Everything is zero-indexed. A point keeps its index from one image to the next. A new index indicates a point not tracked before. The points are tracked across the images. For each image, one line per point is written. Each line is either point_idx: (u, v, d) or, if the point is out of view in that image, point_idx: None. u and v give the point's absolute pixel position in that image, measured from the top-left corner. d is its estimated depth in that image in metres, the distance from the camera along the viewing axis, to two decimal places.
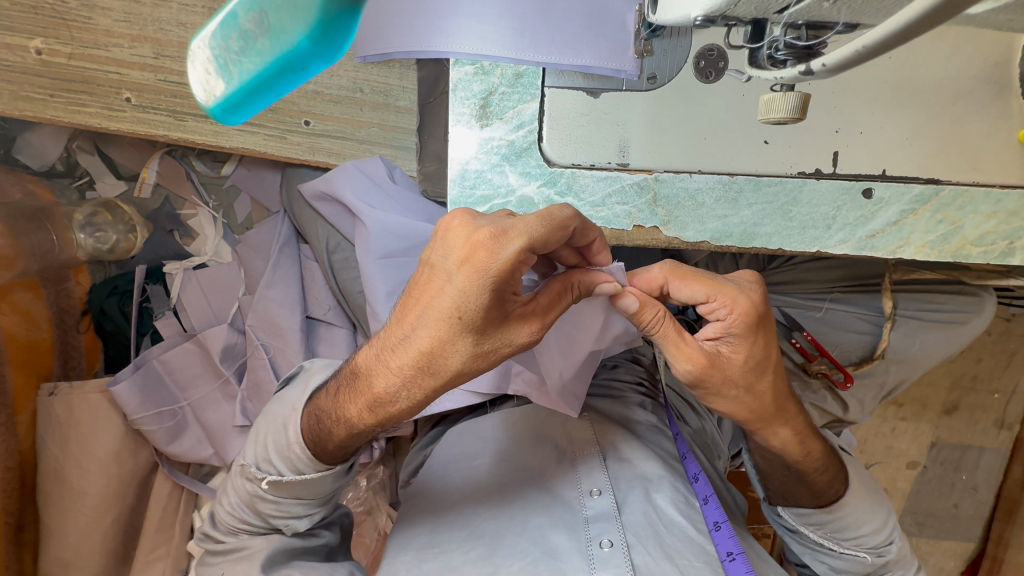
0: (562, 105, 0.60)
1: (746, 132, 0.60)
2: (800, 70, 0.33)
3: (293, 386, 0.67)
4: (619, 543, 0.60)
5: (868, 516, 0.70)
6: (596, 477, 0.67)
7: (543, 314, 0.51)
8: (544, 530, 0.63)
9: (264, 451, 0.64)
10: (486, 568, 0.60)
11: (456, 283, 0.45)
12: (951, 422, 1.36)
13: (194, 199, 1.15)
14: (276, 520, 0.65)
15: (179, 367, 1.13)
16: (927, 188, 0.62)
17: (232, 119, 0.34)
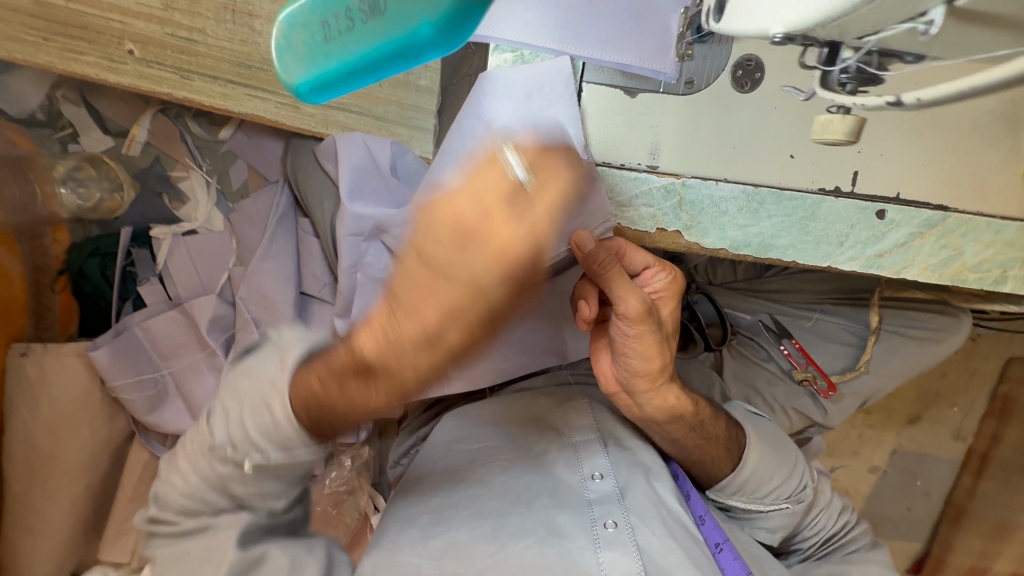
0: (598, 102, 0.60)
1: (774, 145, 0.61)
2: (885, 101, 0.41)
3: None
4: (624, 524, 0.62)
5: (772, 470, 0.73)
6: (597, 462, 0.68)
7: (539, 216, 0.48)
8: (549, 511, 0.63)
9: None
10: (492, 546, 0.60)
11: (517, 208, 0.45)
12: (914, 432, 1.45)
13: (186, 161, 1.10)
14: None
15: (162, 335, 1.09)
16: (936, 214, 0.64)
17: (314, 94, 0.49)
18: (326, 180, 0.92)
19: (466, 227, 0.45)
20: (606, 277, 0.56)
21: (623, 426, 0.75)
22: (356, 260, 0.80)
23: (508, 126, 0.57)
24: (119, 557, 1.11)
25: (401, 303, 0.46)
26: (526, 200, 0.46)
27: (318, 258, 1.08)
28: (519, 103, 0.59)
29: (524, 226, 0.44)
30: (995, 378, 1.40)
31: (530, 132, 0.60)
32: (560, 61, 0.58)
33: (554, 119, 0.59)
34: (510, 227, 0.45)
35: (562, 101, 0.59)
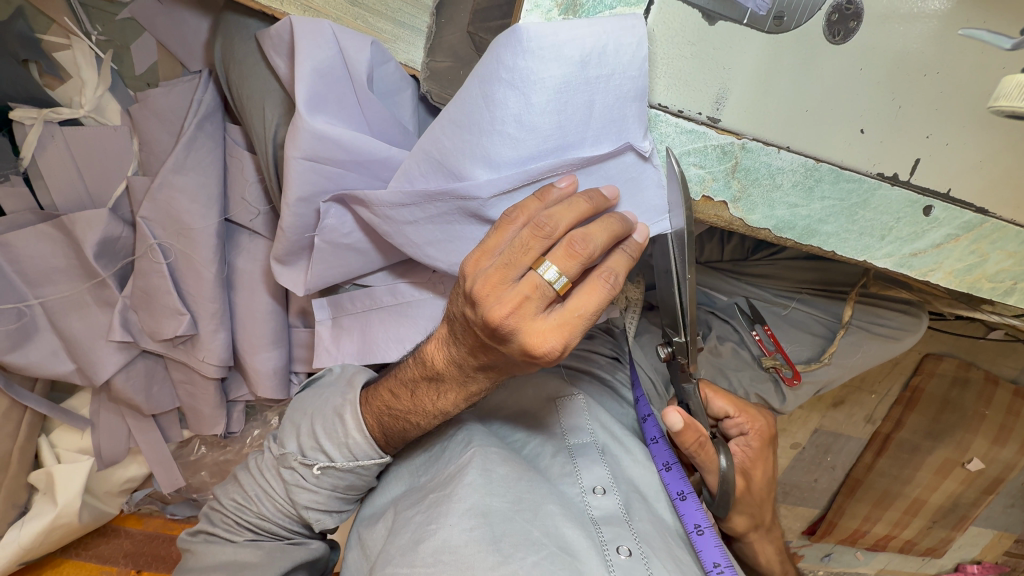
0: (668, 23, 0.46)
1: (844, 117, 0.52)
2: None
3: (333, 384, 0.70)
4: (637, 552, 0.58)
5: None
6: (597, 473, 0.64)
7: (560, 328, 0.44)
8: (557, 521, 0.59)
9: (313, 437, 0.65)
10: (494, 557, 0.54)
11: (551, 320, 0.45)
12: (835, 414, 1.54)
13: (67, 24, 0.82)
14: (310, 513, 0.66)
15: (29, 255, 0.84)
16: (976, 217, 0.59)
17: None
18: (273, 81, 0.70)
19: (496, 326, 0.45)
20: (586, 307, 0.44)
21: (621, 433, 0.71)
22: (310, 194, 0.64)
23: (570, 88, 0.45)
24: None
25: (461, 337, 0.52)
26: (558, 312, 0.45)
27: (250, 180, 0.85)
28: (570, 70, 0.44)
29: (558, 345, 0.44)
30: (911, 369, 1.47)
31: (581, 107, 0.46)
32: (632, 20, 0.44)
33: (614, 93, 0.45)
34: (542, 333, 0.44)
35: (626, 73, 0.45)
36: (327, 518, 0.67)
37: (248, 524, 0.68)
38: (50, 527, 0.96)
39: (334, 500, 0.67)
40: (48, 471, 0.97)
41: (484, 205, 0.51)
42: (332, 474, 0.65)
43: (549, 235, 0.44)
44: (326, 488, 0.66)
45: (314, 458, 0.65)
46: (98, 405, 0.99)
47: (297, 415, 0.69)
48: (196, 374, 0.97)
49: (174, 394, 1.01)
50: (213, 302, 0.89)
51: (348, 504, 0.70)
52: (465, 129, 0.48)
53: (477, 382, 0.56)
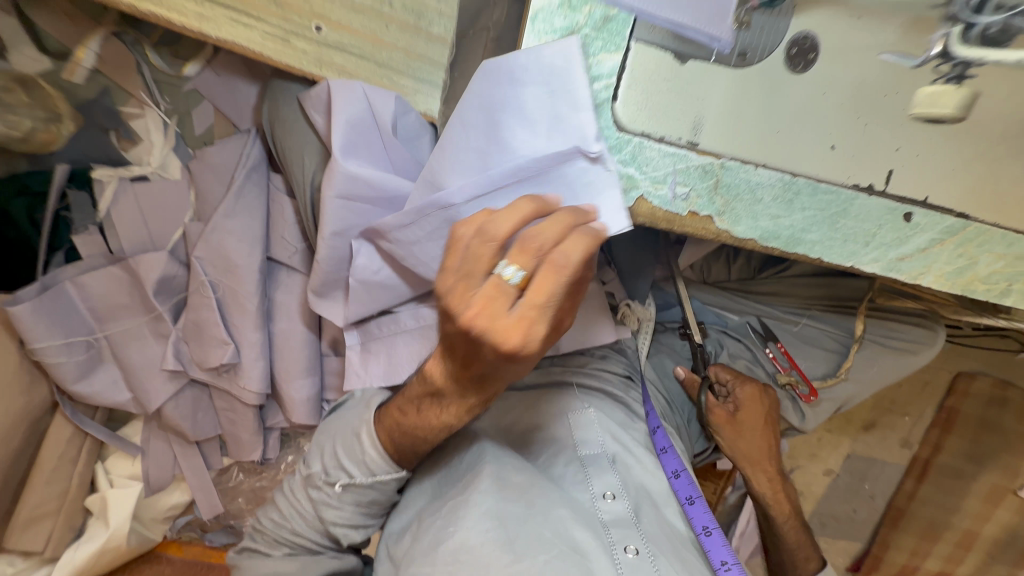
0: (645, 63, 0.53)
1: (814, 135, 0.58)
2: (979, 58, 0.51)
3: (352, 408, 0.77)
4: (644, 550, 0.62)
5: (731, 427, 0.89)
6: (607, 481, 0.68)
7: (518, 318, 0.47)
8: (568, 524, 0.62)
9: (335, 457, 0.71)
10: (508, 556, 0.57)
11: (513, 313, 0.47)
12: (867, 438, 1.50)
13: (141, 97, 0.94)
14: (338, 528, 0.71)
15: (99, 294, 0.95)
16: (958, 221, 0.63)
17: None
18: (311, 133, 0.81)
19: (467, 330, 0.49)
20: (541, 292, 0.46)
21: (630, 440, 0.74)
22: (343, 227, 0.73)
23: (524, 106, 0.54)
24: (31, 544, 0.99)
25: (448, 353, 0.57)
26: (517, 304, 0.47)
27: (290, 222, 0.96)
28: (523, 89, 0.54)
29: (523, 335, 0.46)
30: (944, 391, 1.44)
31: (533, 120, 0.54)
32: (570, 43, 0.51)
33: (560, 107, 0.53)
34: (505, 326, 0.47)
35: (567, 88, 0.52)
36: (354, 531, 0.72)
37: (280, 539, 0.74)
38: (101, 550, 1.03)
39: (358, 515, 0.72)
40: (102, 495, 1.04)
41: (459, 210, 0.59)
42: (354, 490, 0.70)
43: (500, 239, 0.49)
44: (350, 504, 0.71)
45: (336, 476, 0.70)
46: (148, 433, 1.06)
47: (320, 438, 0.75)
48: (237, 401, 1.04)
49: (217, 421, 1.08)
50: (255, 332, 0.97)
51: (374, 518, 0.75)
52: (446, 147, 0.58)
53: (475, 389, 0.58)
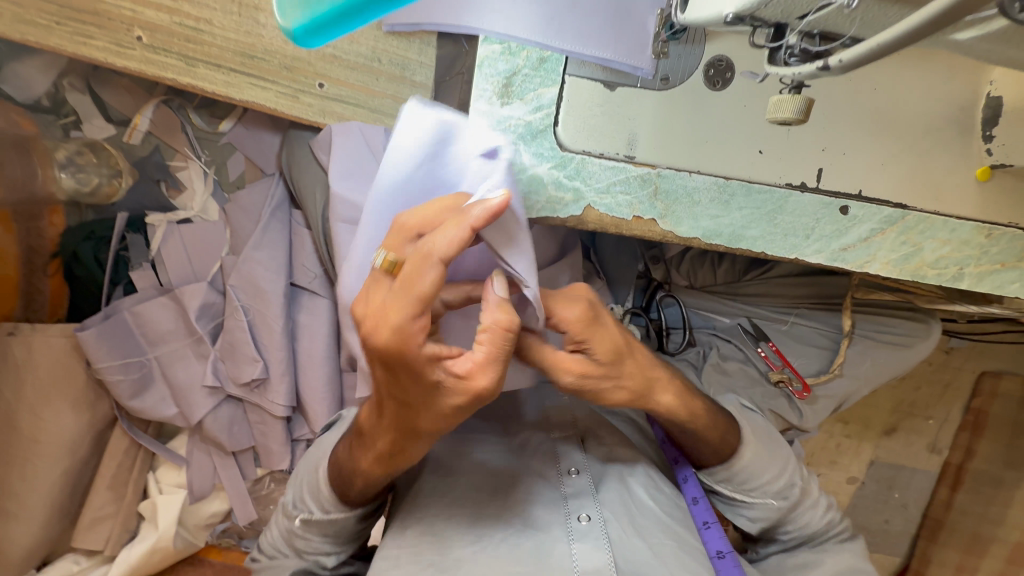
0: (580, 93, 0.64)
1: (742, 141, 0.65)
2: (817, 66, 0.45)
3: (328, 433, 0.78)
4: (596, 517, 0.64)
5: (764, 462, 0.75)
6: (574, 457, 0.70)
7: (386, 309, 0.48)
8: (528, 503, 0.65)
9: (300, 489, 0.73)
10: (470, 536, 0.63)
11: (385, 305, 0.48)
12: (890, 443, 1.40)
13: (186, 151, 1.12)
14: (308, 555, 0.73)
15: (151, 321, 1.10)
16: (896, 211, 0.67)
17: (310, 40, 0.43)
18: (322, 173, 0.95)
19: (357, 323, 0.51)
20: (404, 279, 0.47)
21: (603, 420, 0.76)
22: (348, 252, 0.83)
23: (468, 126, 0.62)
24: (94, 542, 1.13)
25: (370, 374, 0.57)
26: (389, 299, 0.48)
27: (309, 251, 1.11)
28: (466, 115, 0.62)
29: (387, 330, 0.47)
30: (969, 393, 1.35)
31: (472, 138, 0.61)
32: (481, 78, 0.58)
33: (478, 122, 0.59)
34: (377, 320, 0.48)
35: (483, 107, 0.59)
36: (327, 559, 0.73)
37: (263, 550, 0.78)
38: (152, 549, 1.15)
39: (327, 543, 0.73)
40: (152, 501, 1.17)
41: None
42: (314, 524, 0.71)
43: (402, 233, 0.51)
44: (317, 535, 0.72)
45: (300, 511, 0.72)
46: (191, 446, 1.19)
47: (297, 465, 0.78)
48: (267, 414, 1.16)
49: (250, 433, 1.20)
50: (281, 349, 1.10)
51: (344, 544, 0.75)
52: None
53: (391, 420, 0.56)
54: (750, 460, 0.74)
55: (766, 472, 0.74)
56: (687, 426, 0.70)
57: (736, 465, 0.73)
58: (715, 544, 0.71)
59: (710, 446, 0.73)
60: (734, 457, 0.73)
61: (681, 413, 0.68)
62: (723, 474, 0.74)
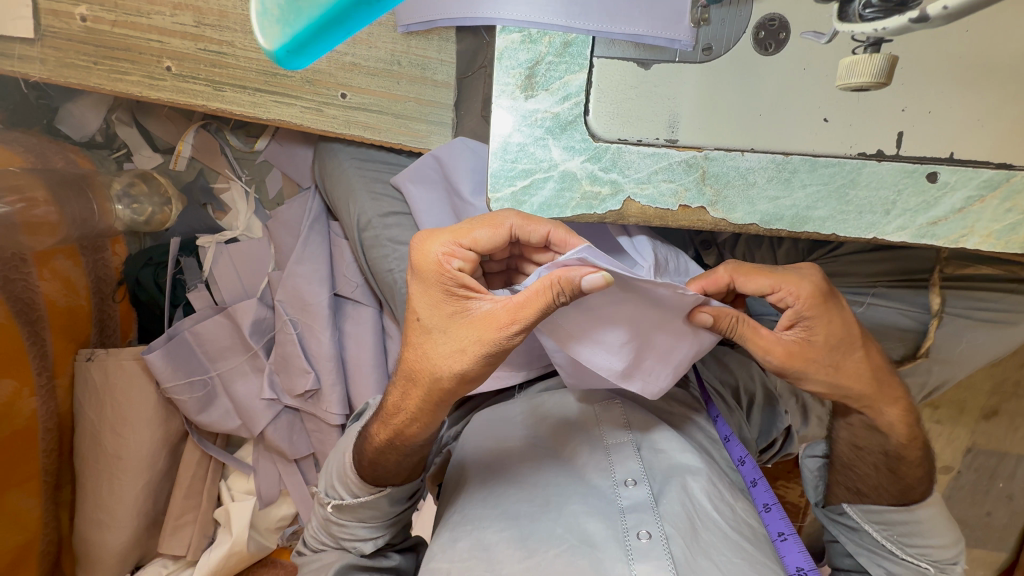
0: (611, 75, 0.58)
1: (803, 110, 0.57)
2: (910, 18, 0.46)
3: (357, 422, 0.81)
4: (658, 534, 0.58)
5: (939, 525, 0.68)
6: (630, 466, 0.65)
7: (449, 236, 0.56)
8: (579, 518, 0.61)
9: (330, 479, 0.76)
10: (522, 555, 0.58)
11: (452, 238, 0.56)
12: (990, 428, 1.23)
13: (227, 173, 1.17)
14: (346, 541, 0.75)
15: (210, 339, 1.15)
16: (998, 173, 0.57)
17: (296, 61, 0.37)
18: (353, 183, 0.91)
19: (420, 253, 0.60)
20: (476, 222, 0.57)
21: (660, 423, 0.71)
22: None
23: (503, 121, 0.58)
24: (177, 548, 1.20)
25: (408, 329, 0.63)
26: (456, 233, 0.56)
27: (349, 261, 1.12)
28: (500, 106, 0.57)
29: (435, 247, 0.55)
30: None
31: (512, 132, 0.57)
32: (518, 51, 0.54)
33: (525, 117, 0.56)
34: (436, 243, 0.56)
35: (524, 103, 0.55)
36: (364, 543, 0.74)
37: (309, 541, 0.81)
38: (228, 554, 1.20)
39: (363, 529, 0.74)
40: (225, 508, 1.23)
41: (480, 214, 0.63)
42: (346, 510, 0.73)
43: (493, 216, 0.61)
44: (351, 520, 0.74)
45: (331, 497, 0.75)
46: (257, 455, 1.24)
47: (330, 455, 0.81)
48: (323, 423, 1.19)
49: (309, 441, 1.23)
50: (330, 360, 1.11)
51: (380, 530, 0.75)
52: None
53: (410, 368, 0.60)
54: (926, 517, 0.67)
55: (939, 535, 0.68)
56: (897, 451, 0.67)
57: (913, 514, 0.67)
58: (793, 560, 0.63)
59: (882, 474, 0.69)
60: (918, 509, 0.67)
61: (901, 436, 0.66)
62: (891, 518, 0.68)
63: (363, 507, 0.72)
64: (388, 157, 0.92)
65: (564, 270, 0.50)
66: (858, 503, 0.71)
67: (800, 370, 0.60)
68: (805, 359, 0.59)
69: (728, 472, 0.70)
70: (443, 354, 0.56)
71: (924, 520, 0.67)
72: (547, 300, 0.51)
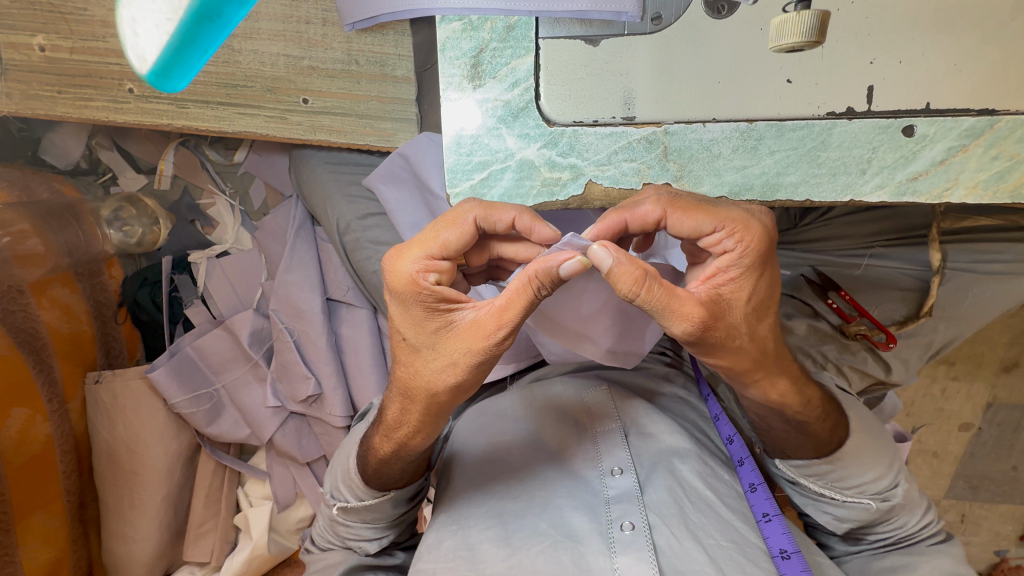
0: (559, 55, 0.57)
1: (764, 73, 0.55)
2: None
3: (359, 424, 0.79)
4: (641, 525, 0.57)
5: (867, 461, 0.66)
6: (617, 456, 0.64)
7: (416, 247, 0.52)
8: (564, 512, 0.61)
9: (335, 481, 0.75)
10: (505, 552, 0.58)
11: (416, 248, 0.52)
12: (1012, 381, 1.17)
13: (210, 187, 1.19)
14: (352, 542, 0.75)
15: (212, 352, 1.17)
16: (980, 120, 0.54)
17: (172, 82, 0.30)
18: (329, 188, 0.90)
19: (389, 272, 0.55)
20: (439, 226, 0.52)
21: (647, 407, 0.71)
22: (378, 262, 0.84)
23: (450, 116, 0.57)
24: (202, 555, 1.25)
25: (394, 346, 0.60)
26: (421, 243, 0.52)
27: (338, 265, 1.12)
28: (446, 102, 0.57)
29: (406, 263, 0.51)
30: None
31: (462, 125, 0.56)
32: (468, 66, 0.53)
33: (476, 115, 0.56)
34: (403, 259, 0.52)
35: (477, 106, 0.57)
36: (369, 544, 0.75)
37: (315, 539, 0.82)
38: (250, 557, 1.23)
39: (367, 529, 0.74)
40: (245, 514, 1.26)
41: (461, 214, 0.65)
42: (353, 511, 0.73)
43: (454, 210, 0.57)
44: (356, 521, 0.74)
45: (336, 499, 0.74)
46: (270, 460, 1.27)
47: (335, 457, 0.79)
48: (329, 425, 1.20)
49: (318, 444, 1.25)
50: (328, 364, 1.12)
51: (384, 530, 0.76)
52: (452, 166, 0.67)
53: (406, 386, 0.58)
54: (852, 454, 0.66)
55: (869, 469, 0.66)
56: (800, 417, 0.63)
57: (836, 461, 0.65)
58: (777, 542, 0.60)
59: (796, 436, 0.65)
60: (838, 455, 0.65)
61: (796, 405, 0.62)
62: (820, 468, 0.66)
63: (367, 509, 0.72)
64: (360, 159, 0.91)
65: (542, 261, 0.47)
66: (786, 459, 0.68)
67: (716, 338, 0.50)
68: (722, 321, 0.50)
69: (716, 451, 0.69)
70: (434, 369, 0.53)
71: (849, 459, 0.65)
72: (530, 296, 0.48)
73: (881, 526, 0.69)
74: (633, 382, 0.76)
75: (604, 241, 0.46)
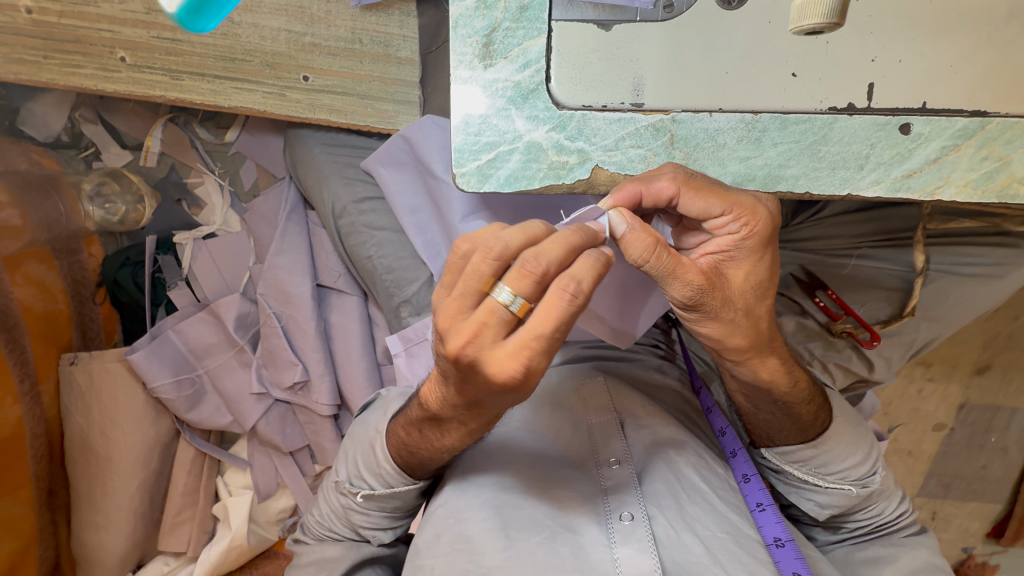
0: (571, 39, 0.57)
1: (771, 65, 0.56)
2: None
3: (374, 412, 0.76)
4: (640, 516, 0.59)
5: (848, 447, 0.68)
6: (613, 446, 0.65)
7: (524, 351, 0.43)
8: (561, 502, 0.61)
9: (357, 469, 0.71)
10: (501, 541, 0.58)
11: (512, 343, 0.42)
12: (984, 382, 1.22)
13: (198, 166, 1.15)
14: (366, 531, 0.74)
15: (195, 337, 1.14)
16: (973, 121, 0.56)
17: (197, 21, 0.38)
18: (324, 169, 0.89)
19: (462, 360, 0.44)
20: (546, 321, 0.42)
21: (642, 399, 0.71)
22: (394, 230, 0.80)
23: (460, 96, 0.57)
24: (178, 545, 1.21)
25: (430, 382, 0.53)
26: (517, 336, 0.42)
27: (329, 251, 1.10)
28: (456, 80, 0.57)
29: (520, 368, 0.43)
30: None
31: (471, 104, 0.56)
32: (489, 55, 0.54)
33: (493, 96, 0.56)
34: (505, 361, 0.43)
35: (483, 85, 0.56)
36: (383, 534, 0.74)
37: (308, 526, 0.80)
38: (228, 548, 1.20)
39: (384, 519, 0.73)
40: (224, 504, 1.23)
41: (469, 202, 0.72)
42: (376, 500, 0.70)
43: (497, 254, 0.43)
44: (376, 510, 0.72)
45: (359, 487, 0.71)
46: (251, 449, 1.23)
47: (349, 442, 0.75)
48: (315, 414, 1.18)
49: (303, 433, 1.23)
50: (316, 351, 1.10)
51: (399, 519, 0.75)
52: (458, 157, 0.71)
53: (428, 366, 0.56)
54: (834, 440, 0.67)
55: (850, 456, 0.68)
56: (785, 398, 0.65)
57: (819, 447, 0.67)
58: (770, 531, 0.62)
59: (782, 420, 0.66)
60: (820, 440, 0.67)
61: (783, 384, 0.63)
62: (804, 454, 0.68)
63: (391, 498, 0.70)
64: (357, 141, 0.89)
65: None
66: (771, 446, 0.69)
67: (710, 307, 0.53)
68: (720, 292, 0.52)
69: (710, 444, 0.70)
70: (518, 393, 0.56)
71: (831, 444, 0.67)
72: None
73: (860, 513, 0.72)
74: (628, 372, 0.77)
75: (620, 210, 0.48)
